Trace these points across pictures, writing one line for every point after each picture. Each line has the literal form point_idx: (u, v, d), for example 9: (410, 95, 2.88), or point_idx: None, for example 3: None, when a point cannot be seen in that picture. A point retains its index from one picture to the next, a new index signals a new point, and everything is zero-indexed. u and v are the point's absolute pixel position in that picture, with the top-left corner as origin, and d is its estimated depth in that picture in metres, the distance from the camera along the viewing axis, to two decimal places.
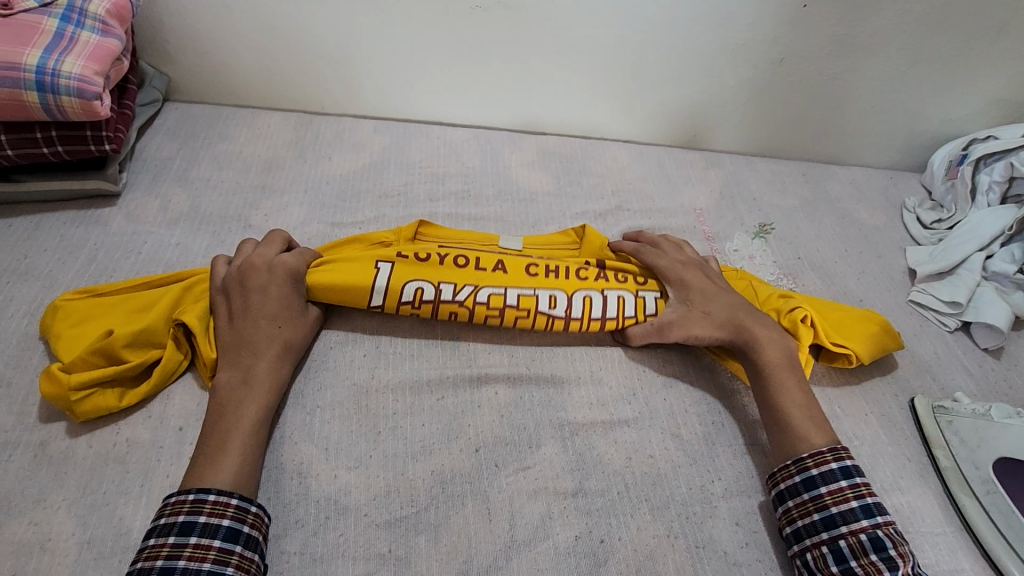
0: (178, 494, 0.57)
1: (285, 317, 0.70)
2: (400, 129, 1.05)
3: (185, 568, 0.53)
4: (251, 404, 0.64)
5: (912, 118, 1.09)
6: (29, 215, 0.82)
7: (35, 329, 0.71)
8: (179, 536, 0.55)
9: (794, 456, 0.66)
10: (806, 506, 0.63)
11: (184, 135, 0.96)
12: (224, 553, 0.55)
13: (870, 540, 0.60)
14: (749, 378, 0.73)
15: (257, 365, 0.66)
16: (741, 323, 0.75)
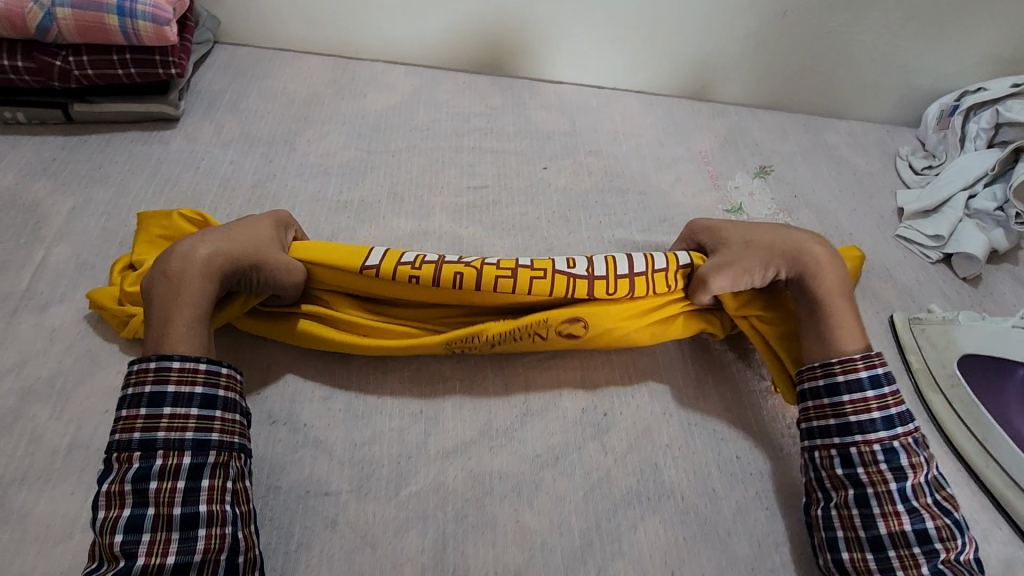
0: (138, 363, 0.58)
1: (243, 222, 0.68)
2: (429, 75, 1.14)
3: (166, 439, 0.56)
4: (175, 292, 0.60)
5: (909, 74, 1.16)
6: (101, 133, 0.91)
7: (111, 225, 0.81)
8: (150, 407, 0.57)
9: (859, 362, 0.67)
10: (856, 415, 0.65)
11: (234, 72, 1.06)
12: (202, 422, 0.58)
13: (883, 450, 0.63)
14: (839, 282, 0.71)
15: (183, 253, 0.62)
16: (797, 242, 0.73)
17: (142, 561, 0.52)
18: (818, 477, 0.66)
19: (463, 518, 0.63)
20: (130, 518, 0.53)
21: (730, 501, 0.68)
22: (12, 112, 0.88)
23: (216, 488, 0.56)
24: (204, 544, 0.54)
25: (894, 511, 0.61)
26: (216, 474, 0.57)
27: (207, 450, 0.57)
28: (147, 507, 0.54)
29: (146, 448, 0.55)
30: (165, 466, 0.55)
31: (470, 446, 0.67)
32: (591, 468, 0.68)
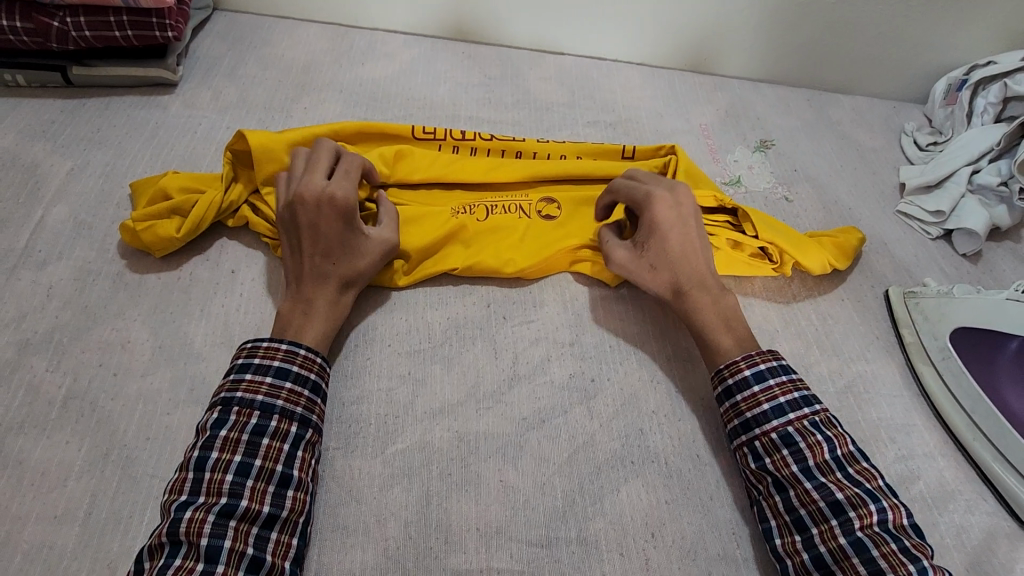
0: (272, 341, 0.62)
1: (341, 254, 0.69)
2: (428, 44, 1.13)
3: (284, 407, 0.59)
4: (310, 331, 0.65)
5: (918, 48, 1.13)
6: (99, 97, 0.92)
7: (109, 187, 0.82)
8: (276, 378, 0.60)
9: (741, 361, 0.67)
10: (751, 410, 0.64)
11: (232, 39, 1.05)
12: (311, 402, 0.62)
13: (780, 438, 0.62)
14: (719, 323, 0.71)
15: (319, 295, 0.67)
16: (689, 280, 0.72)
17: (245, 505, 0.53)
18: (746, 476, 0.65)
19: (447, 476, 0.64)
20: (241, 464, 0.55)
21: (713, 467, 0.68)
22: (11, 74, 0.89)
23: (308, 463, 0.59)
24: (289, 506, 0.56)
25: (806, 491, 0.60)
26: (309, 450, 0.60)
27: (309, 427, 0.61)
28: (256, 459, 0.56)
29: (266, 408, 0.58)
30: (277, 429, 0.58)
31: (457, 407, 0.68)
32: (576, 432, 0.68)
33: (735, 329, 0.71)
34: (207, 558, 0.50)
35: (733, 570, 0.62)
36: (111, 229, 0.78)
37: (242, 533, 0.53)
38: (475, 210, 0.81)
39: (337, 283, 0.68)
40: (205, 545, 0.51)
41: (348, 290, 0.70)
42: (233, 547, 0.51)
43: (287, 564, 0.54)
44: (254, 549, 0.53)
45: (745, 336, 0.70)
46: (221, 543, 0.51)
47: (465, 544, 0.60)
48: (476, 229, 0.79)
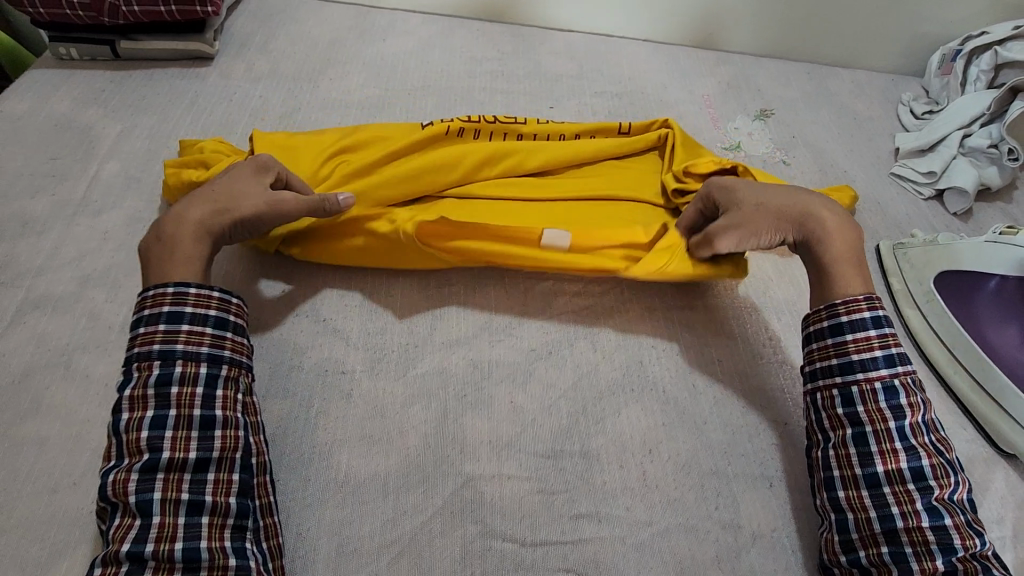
0: (156, 287, 0.61)
1: (224, 184, 0.69)
2: (445, 22, 1.20)
3: (185, 351, 0.59)
4: (174, 264, 0.63)
5: (917, 21, 1.17)
6: (144, 68, 1.00)
7: (156, 148, 0.90)
8: (169, 324, 0.60)
9: (863, 303, 0.64)
10: (859, 354, 0.63)
11: (263, 17, 1.13)
12: (217, 337, 0.61)
13: (883, 388, 0.62)
14: (851, 256, 0.68)
15: (174, 221, 0.66)
16: (805, 215, 0.69)
17: (167, 456, 0.55)
18: (819, 418, 0.65)
19: (462, 397, 0.70)
20: (152, 419, 0.56)
21: (708, 396, 0.74)
22: (66, 48, 0.98)
23: (230, 399, 0.60)
24: (220, 445, 0.57)
25: (892, 449, 0.60)
26: (228, 385, 0.61)
27: (220, 364, 0.60)
28: (168, 410, 0.57)
29: (166, 356, 0.58)
30: (185, 373, 0.58)
31: (471, 339, 0.75)
32: (580, 362, 0.74)
33: (863, 265, 0.68)
34: (142, 512, 0.53)
35: (724, 484, 0.67)
36: (158, 183, 0.85)
37: (173, 482, 0.55)
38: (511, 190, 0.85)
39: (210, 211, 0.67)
40: (135, 501, 0.53)
41: (214, 223, 0.66)
42: (166, 497, 0.54)
43: (233, 498, 0.56)
44: (190, 494, 0.55)
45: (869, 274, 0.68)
46: (151, 495, 0.53)
47: (478, 454, 0.66)
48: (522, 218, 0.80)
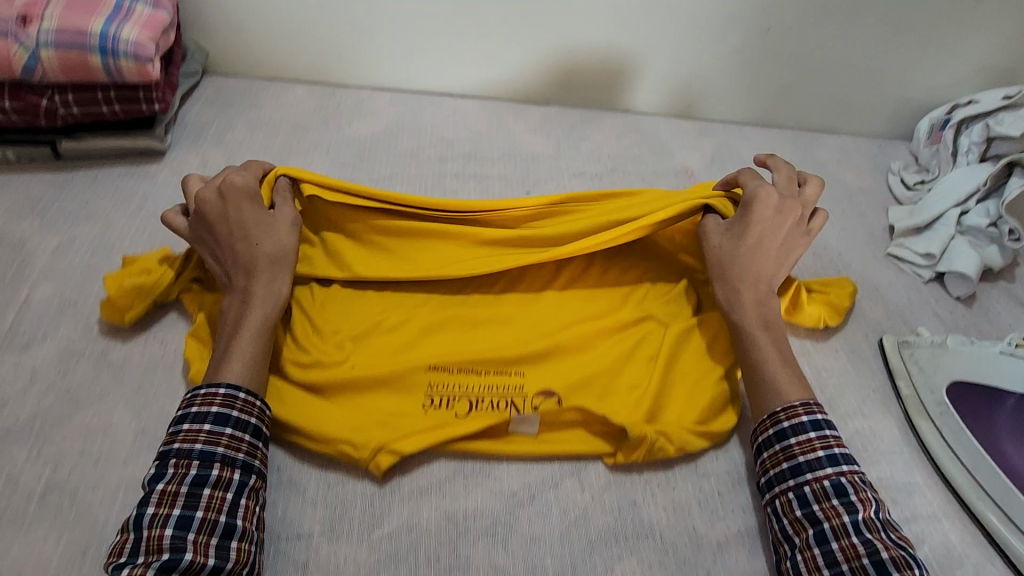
0: (209, 387, 0.63)
1: (256, 233, 0.74)
2: (413, 99, 1.14)
3: (224, 455, 0.60)
4: (257, 312, 0.70)
5: (902, 87, 1.13)
6: (90, 168, 0.93)
7: (95, 264, 0.82)
8: (200, 464, 0.59)
9: (798, 407, 0.68)
10: (805, 455, 0.65)
11: (221, 103, 1.07)
12: (252, 447, 0.63)
13: (832, 487, 0.62)
14: (759, 325, 0.75)
15: (251, 281, 0.71)
16: (742, 278, 0.76)
17: (189, 558, 0.55)
18: (783, 527, 0.64)
19: (434, 561, 0.62)
20: (180, 518, 0.56)
21: (710, 540, 0.67)
22: (2, 150, 0.90)
23: (252, 511, 0.60)
24: (234, 558, 0.57)
25: (851, 545, 0.59)
26: (252, 497, 0.61)
27: (252, 474, 0.62)
28: (197, 511, 0.57)
29: (205, 458, 0.60)
30: (221, 478, 0.60)
31: (444, 485, 0.68)
32: (568, 506, 0.67)
33: (772, 330, 0.75)
34: None
35: None
36: (96, 306, 0.77)
37: None
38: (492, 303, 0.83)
39: (264, 267, 0.73)
40: None
41: (275, 262, 0.74)
42: None
43: None
44: None
45: (780, 339, 0.74)
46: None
47: None
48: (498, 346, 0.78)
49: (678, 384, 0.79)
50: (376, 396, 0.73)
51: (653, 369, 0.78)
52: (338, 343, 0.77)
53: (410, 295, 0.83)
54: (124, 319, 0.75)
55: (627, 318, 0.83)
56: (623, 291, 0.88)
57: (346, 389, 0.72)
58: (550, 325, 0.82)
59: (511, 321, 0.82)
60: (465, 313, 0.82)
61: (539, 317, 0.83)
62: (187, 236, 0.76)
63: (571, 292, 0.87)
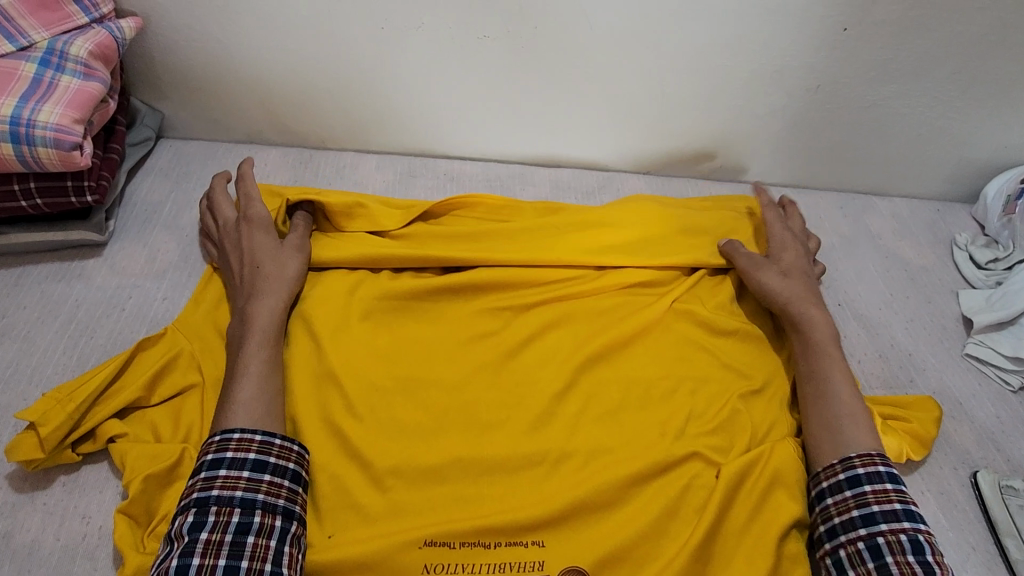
0: (245, 431, 0.60)
1: (257, 257, 0.74)
2: (405, 164, 0.99)
3: (265, 501, 0.58)
4: (254, 333, 0.68)
5: (968, 148, 0.98)
6: (11, 269, 0.76)
7: (7, 403, 0.66)
8: (229, 563, 0.54)
9: (876, 456, 0.65)
10: (879, 504, 0.62)
11: (177, 175, 0.91)
12: (293, 492, 0.61)
13: (909, 542, 0.60)
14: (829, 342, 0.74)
15: (252, 304, 0.70)
16: (805, 303, 0.77)
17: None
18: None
19: None
20: (226, 569, 0.54)
21: None
22: None
23: (297, 559, 0.57)
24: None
25: None
26: (297, 543, 0.58)
27: (294, 519, 0.59)
28: (242, 561, 0.55)
29: (247, 504, 0.57)
30: (262, 525, 0.57)
31: None
32: None
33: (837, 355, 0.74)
34: None
35: None
36: (3, 464, 0.61)
37: None
38: (499, 438, 0.68)
39: (267, 287, 0.72)
40: None
41: (276, 283, 0.73)
42: None
43: None
44: None
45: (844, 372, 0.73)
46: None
47: None
48: (514, 504, 0.64)
49: (735, 538, 0.64)
50: None
51: (705, 514, 0.64)
52: (313, 507, 0.64)
53: (401, 429, 0.68)
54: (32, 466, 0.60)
55: (666, 455, 0.68)
56: (662, 414, 0.72)
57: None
58: (576, 468, 0.67)
59: (527, 465, 0.67)
60: (470, 454, 0.66)
61: (562, 457, 0.68)
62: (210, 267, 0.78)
63: (600, 418, 0.72)
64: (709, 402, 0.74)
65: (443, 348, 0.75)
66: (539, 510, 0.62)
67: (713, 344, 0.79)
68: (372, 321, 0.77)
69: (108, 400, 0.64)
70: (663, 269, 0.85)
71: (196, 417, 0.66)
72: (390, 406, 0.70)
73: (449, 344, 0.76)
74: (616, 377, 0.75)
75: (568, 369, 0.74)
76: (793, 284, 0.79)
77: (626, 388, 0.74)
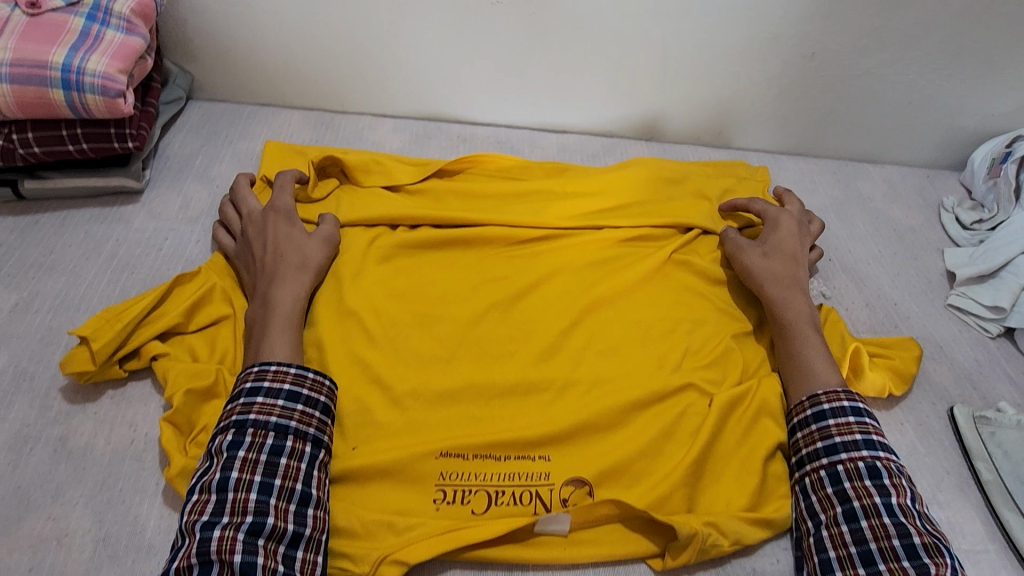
0: (281, 364, 0.65)
1: (272, 244, 0.76)
2: (420, 128, 1.05)
3: (298, 428, 0.62)
4: (275, 317, 0.70)
5: (956, 116, 1.02)
6: (56, 212, 0.82)
7: (57, 328, 0.71)
8: (263, 478, 0.59)
9: (841, 393, 0.69)
10: (841, 436, 0.66)
11: (206, 133, 0.97)
12: (323, 423, 0.64)
13: (867, 469, 0.64)
14: (808, 319, 0.76)
15: (271, 289, 0.72)
16: (791, 284, 0.79)
17: (272, 523, 0.57)
18: (811, 504, 0.66)
19: None
20: (261, 484, 0.58)
21: None
22: None
23: (324, 481, 0.62)
24: (311, 524, 0.59)
25: (882, 525, 0.61)
26: (324, 469, 0.63)
27: (323, 447, 0.63)
28: (276, 479, 0.59)
29: (281, 429, 0.61)
30: (294, 449, 0.61)
31: None
32: None
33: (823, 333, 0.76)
34: None
35: None
36: (57, 380, 0.67)
37: None
38: (508, 367, 0.74)
39: (287, 275, 0.73)
40: None
41: (290, 268, 0.74)
42: None
43: None
44: None
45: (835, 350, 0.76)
46: (253, 560, 0.55)
47: None
48: (524, 423, 0.69)
49: (726, 458, 0.70)
50: (385, 490, 0.65)
51: (700, 436, 0.69)
52: (336, 423, 0.69)
53: (418, 359, 0.74)
54: (83, 379, 0.66)
55: (665, 384, 0.73)
56: (660, 350, 0.78)
57: (346, 482, 0.65)
58: (579, 395, 0.73)
59: (534, 390, 0.73)
60: (482, 380, 0.72)
61: (567, 385, 0.73)
62: (227, 251, 0.79)
63: (602, 352, 0.77)
64: (706, 342, 0.79)
65: (455, 289, 0.81)
66: (546, 428, 0.68)
67: (709, 290, 0.84)
68: (392, 264, 0.82)
69: (152, 322, 0.70)
70: (663, 222, 0.90)
71: (230, 343, 0.71)
72: (407, 337, 0.75)
73: (464, 285, 0.82)
74: (618, 318, 0.80)
75: (573, 309, 0.79)
76: (775, 264, 0.81)
77: (627, 327, 0.79)
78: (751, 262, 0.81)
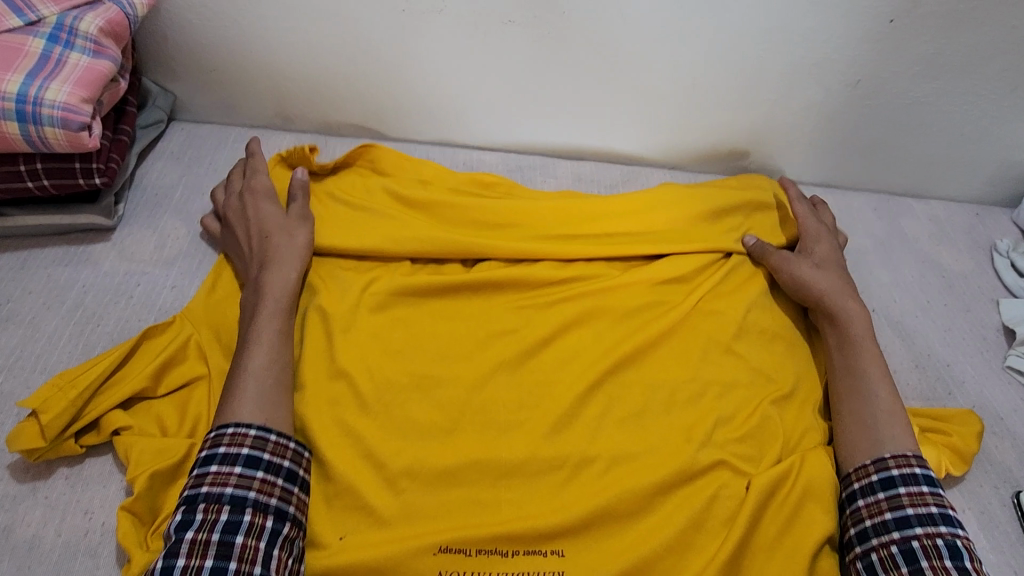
0: (240, 425, 0.58)
1: (270, 229, 0.73)
2: (423, 153, 0.96)
3: (257, 500, 0.55)
4: (269, 306, 0.67)
5: (1014, 149, 0.93)
6: (16, 252, 0.74)
7: (9, 392, 0.63)
8: (215, 562, 0.51)
9: (913, 458, 0.63)
10: (913, 507, 0.60)
11: (189, 159, 0.88)
12: (287, 492, 0.57)
13: (946, 547, 0.57)
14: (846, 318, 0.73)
15: (266, 275, 0.69)
16: (825, 284, 0.76)
17: None
18: None
19: None
20: (211, 571, 0.51)
21: None
22: None
23: (286, 563, 0.54)
24: None
25: None
26: (288, 548, 0.55)
27: (286, 521, 0.56)
28: (229, 563, 0.52)
29: (237, 502, 0.54)
30: (252, 525, 0.54)
31: None
32: None
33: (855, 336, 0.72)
34: None
35: None
36: (5, 455, 0.59)
37: None
38: (519, 438, 0.66)
39: (280, 259, 0.70)
40: None
41: (287, 254, 0.71)
42: None
43: None
44: None
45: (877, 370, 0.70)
46: None
47: None
48: (540, 511, 0.61)
49: (761, 554, 0.61)
50: None
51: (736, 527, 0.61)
52: (322, 507, 0.61)
53: (416, 428, 0.66)
54: (34, 456, 0.58)
55: (692, 463, 0.64)
56: (687, 419, 0.69)
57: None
58: (597, 475, 0.64)
59: (547, 468, 0.64)
60: (488, 456, 0.64)
61: (584, 461, 0.65)
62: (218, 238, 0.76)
63: (623, 422, 0.68)
64: (741, 409, 0.70)
65: (459, 344, 0.72)
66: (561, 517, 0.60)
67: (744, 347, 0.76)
68: (389, 315, 0.74)
69: (117, 388, 0.62)
70: (690, 268, 0.81)
71: (203, 410, 0.63)
72: (405, 403, 0.67)
73: (469, 338, 0.73)
74: (641, 380, 0.72)
75: (590, 371, 0.71)
76: (809, 259, 0.79)
77: (650, 391, 0.71)
78: (787, 260, 0.79)
